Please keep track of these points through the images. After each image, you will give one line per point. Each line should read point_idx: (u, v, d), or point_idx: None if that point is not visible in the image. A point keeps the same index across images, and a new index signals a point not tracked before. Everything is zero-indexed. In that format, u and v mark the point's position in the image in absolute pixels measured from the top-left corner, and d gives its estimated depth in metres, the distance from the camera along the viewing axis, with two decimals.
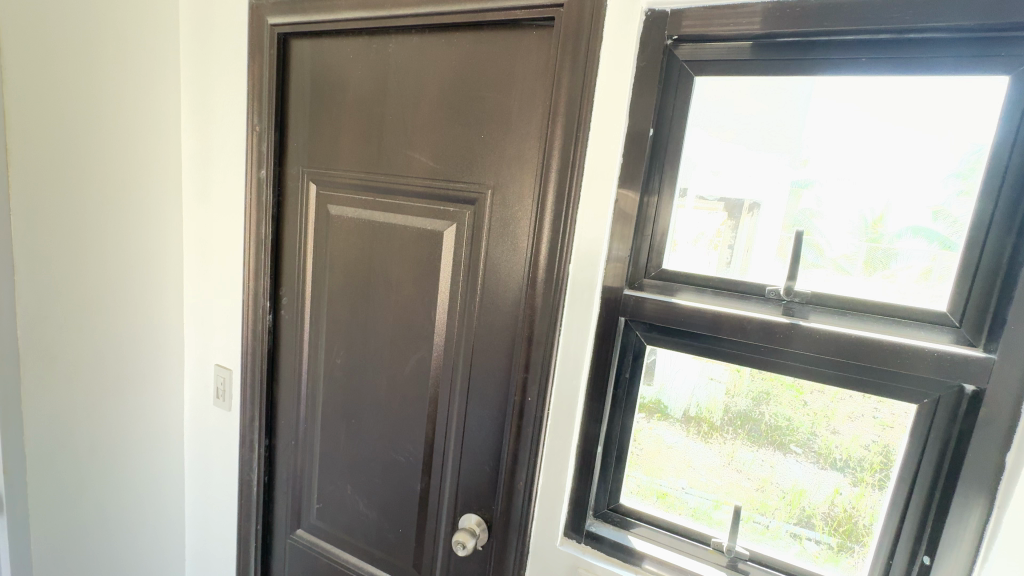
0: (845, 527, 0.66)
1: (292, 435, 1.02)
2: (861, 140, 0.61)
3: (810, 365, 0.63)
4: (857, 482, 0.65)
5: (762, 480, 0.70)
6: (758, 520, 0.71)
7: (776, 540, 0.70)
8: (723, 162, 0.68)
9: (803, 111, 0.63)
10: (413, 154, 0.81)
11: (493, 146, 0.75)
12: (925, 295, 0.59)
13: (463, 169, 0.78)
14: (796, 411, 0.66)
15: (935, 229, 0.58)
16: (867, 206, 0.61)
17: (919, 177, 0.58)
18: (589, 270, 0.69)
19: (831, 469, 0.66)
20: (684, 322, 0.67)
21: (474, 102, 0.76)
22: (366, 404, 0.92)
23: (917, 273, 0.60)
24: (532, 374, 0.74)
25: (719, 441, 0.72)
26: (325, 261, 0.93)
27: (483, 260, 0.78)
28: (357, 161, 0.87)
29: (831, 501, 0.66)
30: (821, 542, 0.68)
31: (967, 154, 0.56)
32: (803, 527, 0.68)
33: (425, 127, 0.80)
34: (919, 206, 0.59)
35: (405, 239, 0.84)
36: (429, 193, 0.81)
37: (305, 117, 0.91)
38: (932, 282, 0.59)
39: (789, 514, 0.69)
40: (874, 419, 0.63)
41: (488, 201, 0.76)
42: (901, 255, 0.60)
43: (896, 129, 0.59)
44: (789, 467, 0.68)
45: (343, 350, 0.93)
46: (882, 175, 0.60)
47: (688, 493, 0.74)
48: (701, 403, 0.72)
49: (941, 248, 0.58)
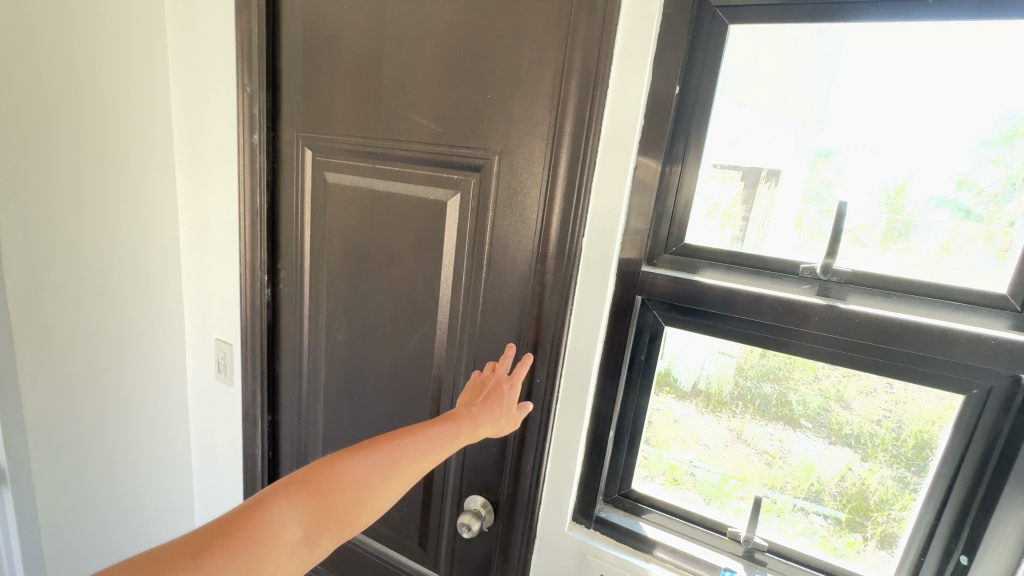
0: (854, 502, 0.62)
1: (295, 411, 0.99)
2: (887, 98, 0.54)
3: (826, 346, 0.59)
4: (868, 458, 0.61)
5: (771, 455, 0.66)
6: (765, 495, 0.67)
7: (783, 516, 0.67)
8: (764, 129, 0.60)
9: (831, 64, 0.56)
10: (413, 116, 0.74)
11: (500, 107, 0.67)
12: (943, 270, 0.54)
13: (467, 134, 0.70)
14: (807, 386, 0.62)
15: (959, 200, 0.53)
16: (887, 174, 0.55)
17: (947, 143, 0.53)
18: (605, 246, 0.64)
19: (842, 445, 0.62)
20: (710, 303, 0.61)
21: (479, 58, 0.68)
22: (367, 383, 0.88)
23: (935, 245, 0.54)
24: (542, 355, 0.69)
25: (728, 414, 0.68)
26: (323, 233, 0.88)
27: (490, 232, 0.71)
28: (349, 125, 0.81)
29: (841, 476, 0.63)
30: (829, 517, 0.64)
31: (1000, 123, 0.51)
32: (811, 501, 0.65)
33: (425, 88, 0.73)
34: (944, 172, 0.53)
35: (404, 209, 0.78)
36: (431, 160, 0.74)
37: (297, 78, 0.85)
38: (951, 256, 0.54)
39: (795, 491, 0.66)
40: (886, 393, 0.58)
41: (495, 168, 0.69)
42: (921, 228, 0.55)
43: (918, 89, 0.53)
44: (799, 443, 0.64)
45: (344, 326, 0.89)
46: (905, 140, 0.54)
47: (695, 466, 0.71)
48: (711, 375, 0.67)
49: (965, 219, 0.53)
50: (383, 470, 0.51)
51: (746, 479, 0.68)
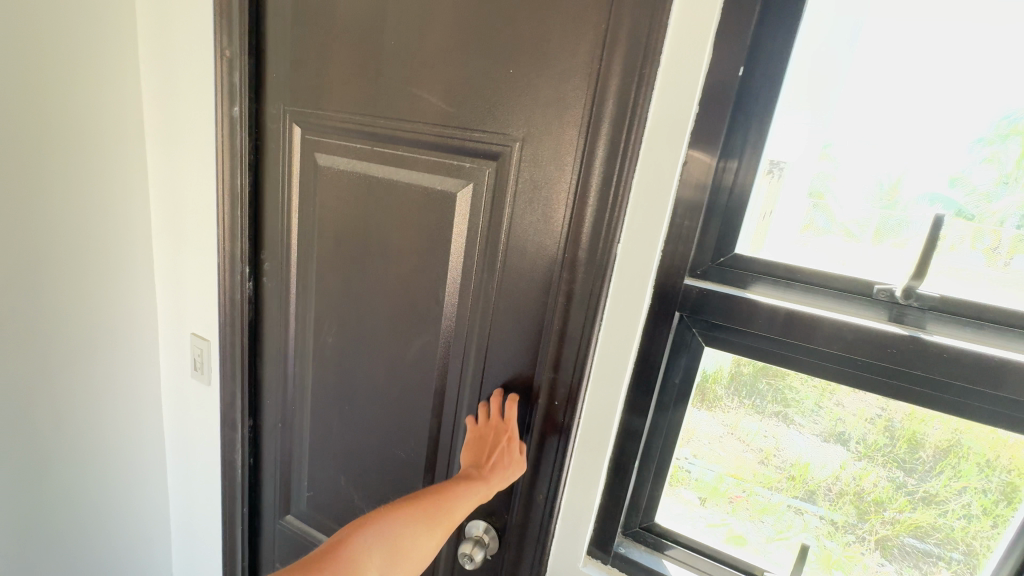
0: (850, 504, 0.57)
1: (279, 416, 0.91)
2: (885, 84, 0.49)
3: (834, 363, 0.52)
4: (863, 457, 0.55)
5: (765, 452, 0.60)
6: (759, 494, 0.62)
7: (776, 517, 0.61)
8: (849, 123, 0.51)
9: (835, 42, 0.50)
10: (419, 92, 0.63)
11: (524, 85, 0.57)
12: (934, 272, 0.50)
13: (483, 115, 0.60)
14: (802, 381, 0.55)
15: (952, 197, 0.48)
16: (882, 167, 0.50)
17: (945, 135, 0.48)
18: (644, 255, 0.54)
19: (836, 443, 0.56)
20: (767, 326, 0.53)
21: (500, 26, 0.57)
22: (360, 391, 0.79)
23: (927, 242, 0.50)
24: (563, 376, 0.60)
25: (723, 409, 0.61)
26: (312, 223, 0.78)
27: (506, 231, 0.62)
28: (341, 99, 0.70)
29: (836, 477, 0.57)
30: (824, 518, 0.59)
31: (999, 116, 0.46)
32: (805, 502, 0.59)
33: (433, 59, 0.62)
34: (938, 168, 0.48)
35: (407, 200, 0.68)
36: (440, 144, 0.64)
37: (286, 41, 0.73)
38: (942, 254, 0.49)
39: (791, 491, 0.60)
40: (934, 419, 0.51)
41: (515, 157, 0.59)
42: (912, 224, 0.50)
43: (915, 78, 0.49)
44: (793, 440, 0.58)
45: (335, 328, 0.79)
46: (902, 130, 0.49)
47: (689, 463, 0.64)
48: (705, 368, 0.60)
49: (957, 216, 0.48)
50: (436, 515, 0.55)
51: (740, 478, 0.62)
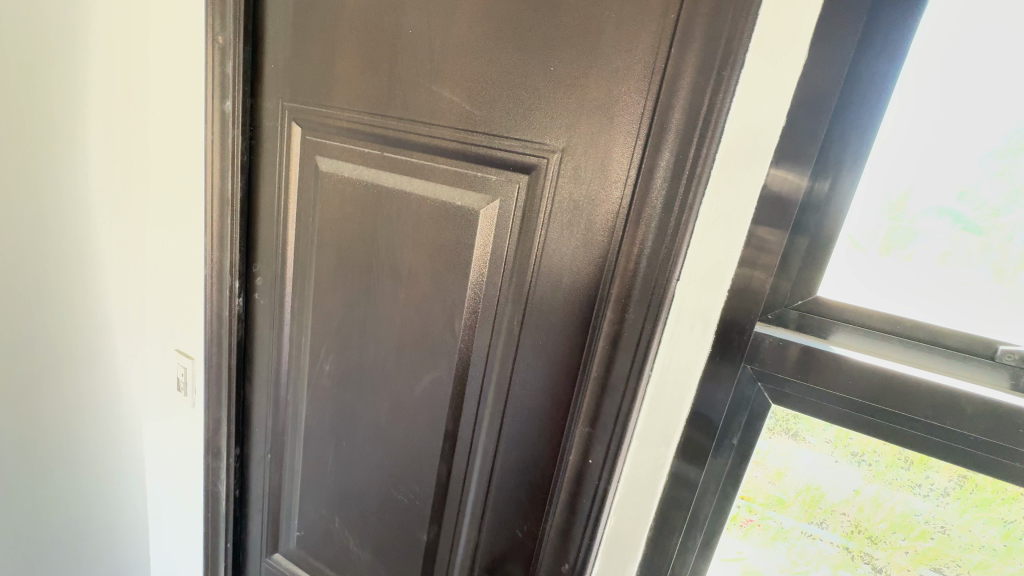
0: (865, 531, 0.49)
1: (268, 444, 0.82)
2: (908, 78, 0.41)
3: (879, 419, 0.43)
4: (880, 480, 0.47)
5: (775, 474, 0.51)
6: (768, 518, 0.53)
7: (785, 543, 0.53)
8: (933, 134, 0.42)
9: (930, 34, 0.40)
10: (439, 90, 0.54)
11: (565, 86, 0.48)
12: (953, 300, 0.43)
13: (514, 120, 0.51)
14: None
15: (960, 210, 0.42)
16: (887, 181, 0.43)
17: (959, 142, 0.41)
18: (709, 294, 0.45)
19: (849, 464, 0.48)
20: (862, 391, 0.43)
21: (539, 14, 0.48)
22: (359, 426, 0.70)
23: (931, 257, 0.44)
24: (601, 435, 0.50)
25: None
26: (311, 234, 0.68)
27: (537, 257, 0.52)
28: (346, 95, 0.60)
29: (852, 501, 0.49)
30: (836, 545, 0.51)
31: (1016, 119, 0.40)
32: (816, 527, 0.51)
33: (457, 52, 0.52)
34: (947, 180, 0.42)
35: (420, 215, 0.59)
36: (461, 152, 0.55)
37: (287, 27, 0.64)
38: (948, 269, 0.43)
39: (804, 516, 0.52)
40: None
41: (551, 170, 0.50)
42: (919, 237, 0.44)
43: (918, 76, 0.41)
44: (802, 461, 0.50)
45: (332, 354, 0.70)
46: (916, 134, 0.42)
47: None
48: None
49: (964, 232, 0.42)
50: None
51: (747, 503, 0.53)
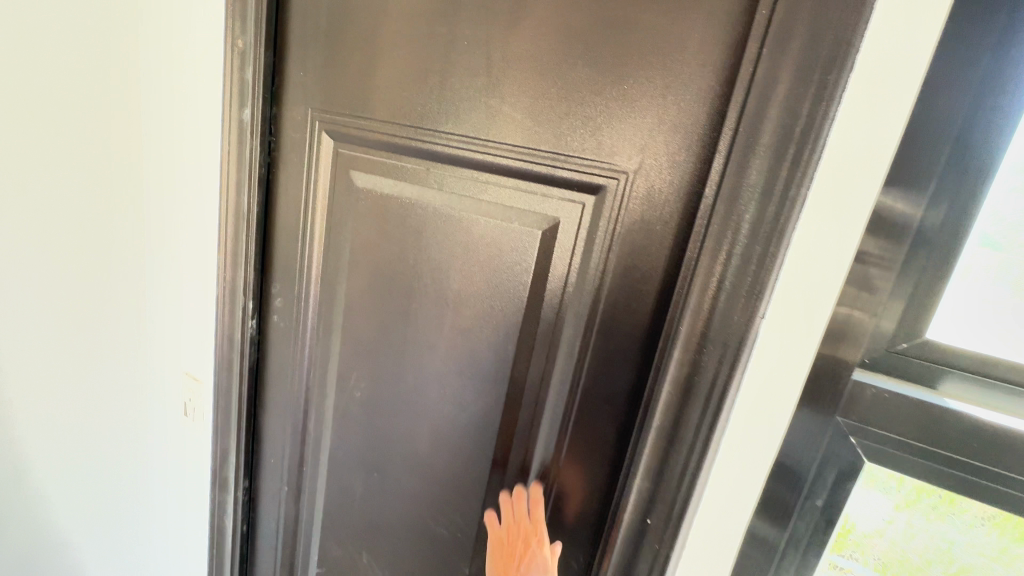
0: (890, 559, 0.46)
1: (282, 475, 0.76)
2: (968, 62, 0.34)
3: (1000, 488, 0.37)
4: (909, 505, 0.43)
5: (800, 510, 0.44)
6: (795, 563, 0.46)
7: None
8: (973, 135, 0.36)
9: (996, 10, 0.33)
10: (497, 105, 0.51)
11: (638, 103, 0.45)
12: (971, 315, 0.40)
13: (582, 140, 0.48)
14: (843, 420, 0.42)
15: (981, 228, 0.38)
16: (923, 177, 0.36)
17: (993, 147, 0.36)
18: (802, 338, 0.36)
19: (878, 490, 0.43)
20: (981, 450, 0.37)
21: (611, 27, 0.45)
22: (393, 455, 0.66)
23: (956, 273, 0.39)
24: (669, 490, 0.43)
25: None
26: (338, 254, 0.64)
27: (604, 281, 0.50)
28: (388, 107, 0.56)
29: (880, 530, 0.45)
30: None
31: None
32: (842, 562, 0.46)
33: (518, 66, 0.50)
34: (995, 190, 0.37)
35: (470, 235, 0.55)
36: (518, 170, 0.52)
37: (318, 32, 0.59)
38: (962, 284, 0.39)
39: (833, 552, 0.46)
40: None
41: (620, 191, 0.48)
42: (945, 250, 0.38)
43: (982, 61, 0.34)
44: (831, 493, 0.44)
45: (363, 380, 0.66)
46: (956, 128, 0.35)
47: None
48: None
49: (981, 247, 0.38)
50: None
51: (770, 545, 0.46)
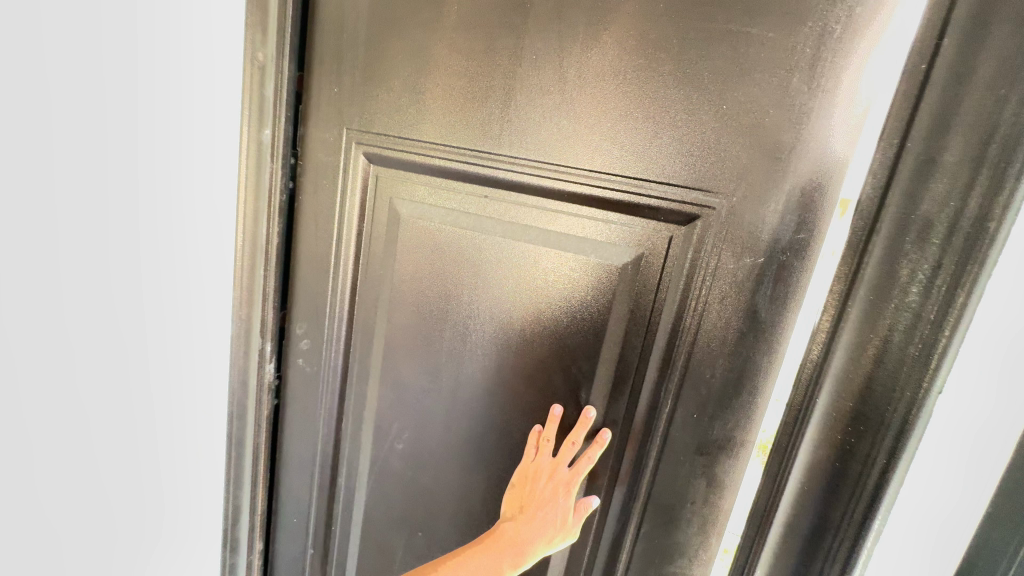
0: None
1: (306, 534, 0.69)
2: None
3: None
4: None
5: None
6: None
7: None
8: None
9: None
10: (573, 128, 0.46)
11: (744, 127, 0.41)
12: None
13: (671, 165, 0.44)
14: None
15: None
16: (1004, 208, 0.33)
17: None
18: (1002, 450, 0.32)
19: None
20: None
21: (714, 41, 0.41)
22: (438, 514, 0.59)
23: None
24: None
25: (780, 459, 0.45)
26: (376, 292, 0.57)
27: (701, 321, 0.45)
28: (441, 128, 0.50)
29: None
30: None
31: None
32: None
33: (601, 83, 0.44)
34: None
35: (538, 270, 0.50)
36: (595, 199, 0.47)
37: (357, 43, 0.52)
38: None
39: None
40: None
41: (724, 224, 0.43)
42: None
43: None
44: None
45: (406, 432, 0.59)
46: None
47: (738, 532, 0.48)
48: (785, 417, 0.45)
49: None
50: None
51: None
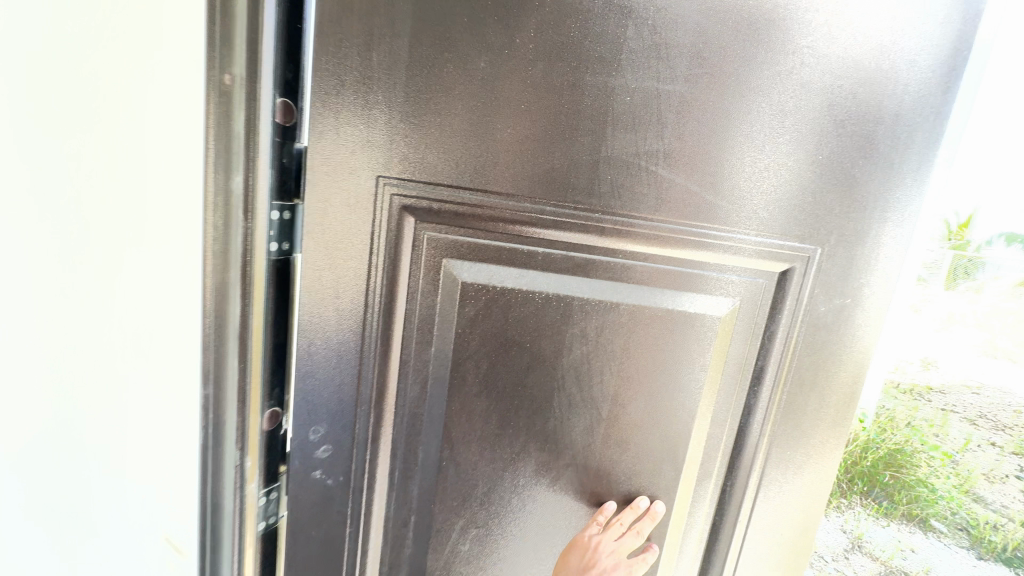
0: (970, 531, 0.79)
1: None
2: None
3: None
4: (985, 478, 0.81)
5: None
6: None
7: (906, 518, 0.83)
8: None
9: None
10: (669, 175, 0.42)
11: (843, 175, 0.42)
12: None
13: (770, 214, 0.43)
14: None
15: None
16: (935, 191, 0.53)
17: None
18: None
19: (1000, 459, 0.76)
20: None
21: (820, 89, 0.40)
22: None
23: None
24: None
25: None
26: (421, 372, 0.47)
27: (801, 363, 0.46)
28: (510, 173, 0.43)
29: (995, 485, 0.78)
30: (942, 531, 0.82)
31: None
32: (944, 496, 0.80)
33: (704, 126, 0.41)
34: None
35: (633, 329, 0.46)
36: (692, 250, 0.44)
37: (396, 64, 0.41)
38: None
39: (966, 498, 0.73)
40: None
41: (823, 270, 0.44)
42: None
43: None
44: None
45: (475, 527, 0.50)
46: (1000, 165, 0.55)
47: None
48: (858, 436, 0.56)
49: None
50: None
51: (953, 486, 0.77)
